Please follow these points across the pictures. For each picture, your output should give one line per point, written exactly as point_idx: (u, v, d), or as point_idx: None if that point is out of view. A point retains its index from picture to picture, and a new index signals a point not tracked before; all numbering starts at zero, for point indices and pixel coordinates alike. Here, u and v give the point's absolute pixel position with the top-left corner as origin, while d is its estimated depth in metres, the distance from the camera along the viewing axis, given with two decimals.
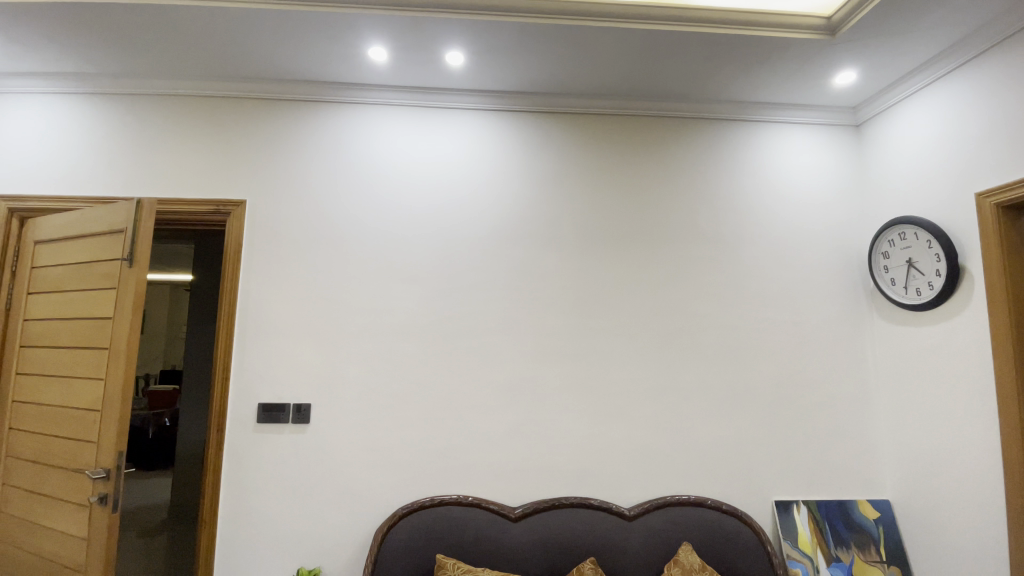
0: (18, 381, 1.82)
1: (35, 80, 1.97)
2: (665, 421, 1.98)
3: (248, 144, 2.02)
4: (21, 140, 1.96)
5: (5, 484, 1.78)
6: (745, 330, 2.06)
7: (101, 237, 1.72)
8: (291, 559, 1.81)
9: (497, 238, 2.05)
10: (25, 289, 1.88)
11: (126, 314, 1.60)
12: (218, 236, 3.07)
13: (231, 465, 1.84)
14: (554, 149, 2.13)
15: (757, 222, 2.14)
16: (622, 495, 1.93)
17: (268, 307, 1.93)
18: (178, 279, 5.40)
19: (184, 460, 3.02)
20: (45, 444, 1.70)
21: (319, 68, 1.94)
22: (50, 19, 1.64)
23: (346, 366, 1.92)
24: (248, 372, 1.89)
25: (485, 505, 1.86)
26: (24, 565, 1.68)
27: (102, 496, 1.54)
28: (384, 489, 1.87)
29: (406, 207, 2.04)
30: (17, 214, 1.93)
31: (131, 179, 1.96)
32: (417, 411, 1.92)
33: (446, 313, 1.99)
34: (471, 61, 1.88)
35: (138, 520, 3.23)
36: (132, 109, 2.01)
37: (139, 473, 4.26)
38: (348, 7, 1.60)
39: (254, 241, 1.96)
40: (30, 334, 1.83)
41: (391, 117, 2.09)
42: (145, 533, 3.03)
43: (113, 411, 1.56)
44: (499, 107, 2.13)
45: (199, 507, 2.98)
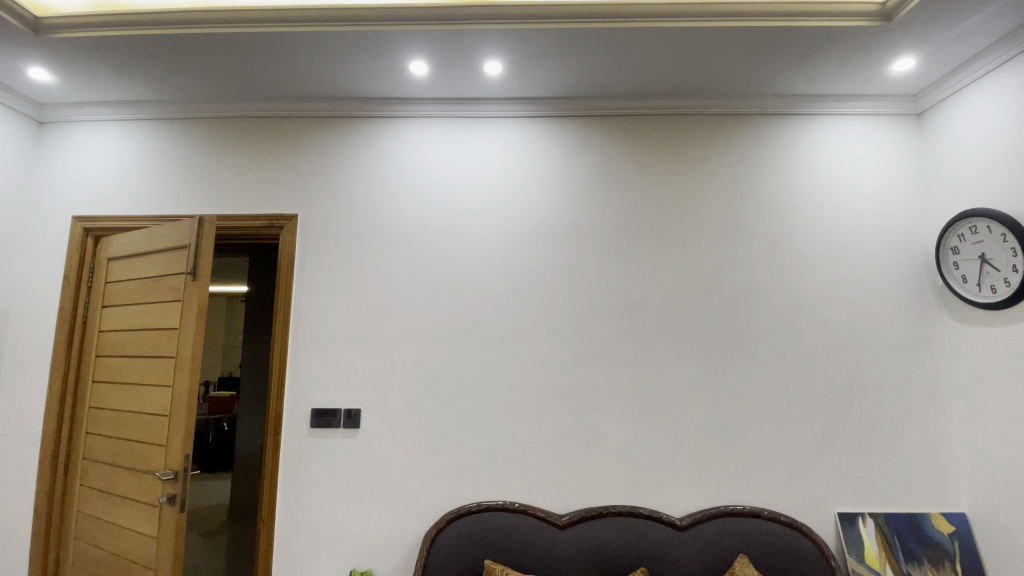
0: (95, 388, 1.96)
1: (108, 109, 2.14)
2: (716, 428, 1.92)
3: (297, 160, 2.11)
4: (94, 165, 2.12)
5: (83, 484, 1.92)
6: (799, 332, 1.97)
7: (167, 253, 1.83)
8: (344, 561, 1.86)
9: (537, 244, 2.05)
10: (100, 302, 2.02)
11: (190, 325, 1.70)
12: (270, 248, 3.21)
13: (286, 468, 1.91)
14: (594, 153, 2.12)
15: (810, 220, 2.05)
16: (671, 504, 1.87)
17: (319, 316, 2.00)
18: (234, 290, 5.69)
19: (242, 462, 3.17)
20: (119, 447, 1.83)
21: (362, 85, 2.01)
22: (122, 52, 1.77)
23: (394, 373, 1.97)
24: (301, 379, 1.97)
25: (531, 511, 1.84)
26: (101, 562, 1.80)
27: (170, 497, 1.63)
28: (433, 494, 1.89)
29: (447, 215, 2.08)
30: (91, 233, 2.08)
31: (191, 198, 2.09)
32: (462, 416, 1.94)
33: (488, 320, 2.00)
34: (510, 69, 1.90)
35: (202, 519, 3.41)
36: (193, 132, 2.14)
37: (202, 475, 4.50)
38: (390, 25, 1.66)
39: (305, 253, 2.05)
40: (105, 344, 1.97)
41: (431, 129, 2.14)
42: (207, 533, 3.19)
43: (180, 416, 1.65)
44: (537, 114, 2.14)
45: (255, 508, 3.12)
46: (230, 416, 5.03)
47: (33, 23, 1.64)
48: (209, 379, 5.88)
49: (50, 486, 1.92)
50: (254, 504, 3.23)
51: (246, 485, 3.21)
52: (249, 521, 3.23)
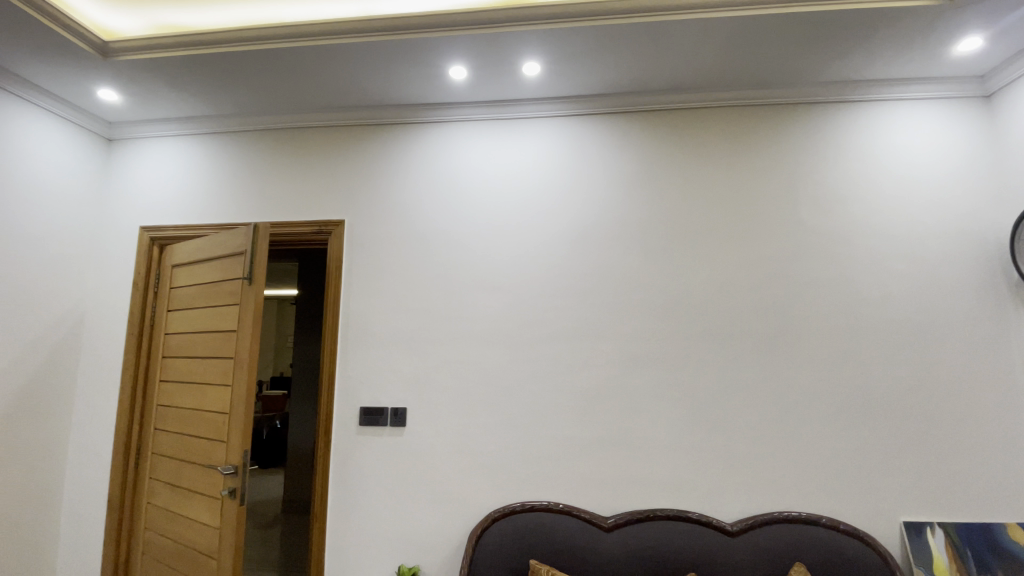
0: (162, 387, 2.09)
1: (171, 125, 2.28)
2: (768, 430, 1.85)
3: (343, 167, 2.19)
4: (159, 178, 2.27)
5: (152, 477, 2.05)
6: (857, 330, 1.87)
7: (225, 259, 1.93)
8: (392, 556, 1.90)
9: (578, 243, 2.04)
10: (165, 307, 2.15)
11: (248, 327, 1.78)
12: (317, 253, 3.34)
13: (337, 465, 1.98)
14: (635, 150, 2.09)
15: (867, 212, 1.94)
16: (722, 508, 1.82)
17: (366, 318, 2.07)
18: (284, 294, 5.94)
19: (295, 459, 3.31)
20: (185, 442, 1.94)
21: (404, 92, 2.06)
22: (183, 72, 1.89)
23: (438, 373, 2.00)
24: (351, 379, 2.03)
25: (576, 513, 1.83)
26: (169, 551, 1.92)
27: (231, 490, 1.72)
28: (477, 493, 1.91)
29: (488, 216, 2.10)
30: (157, 242, 2.22)
31: (245, 206, 2.20)
32: (505, 416, 1.95)
33: (530, 320, 2.01)
34: (550, 70, 1.90)
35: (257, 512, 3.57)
36: (247, 144, 2.26)
37: (258, 471, 4.71)
38: (431, 32, 1.69)
39: (352, 258, 2.11)
40: (171, 346, 2.09)
41: (471, 132, 2.17)
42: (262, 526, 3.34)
43: (239, 414, 1.74)
44: (576, 113, 2.13)
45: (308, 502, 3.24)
46: (283, 415, 5.25)
47: (102, 47, 1.77)
48: (263, 380, 6.15)
49: (123, 479, 2.06)
50: (306, 498, 3.36)
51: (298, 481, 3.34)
52: (302, 515, 3.36)
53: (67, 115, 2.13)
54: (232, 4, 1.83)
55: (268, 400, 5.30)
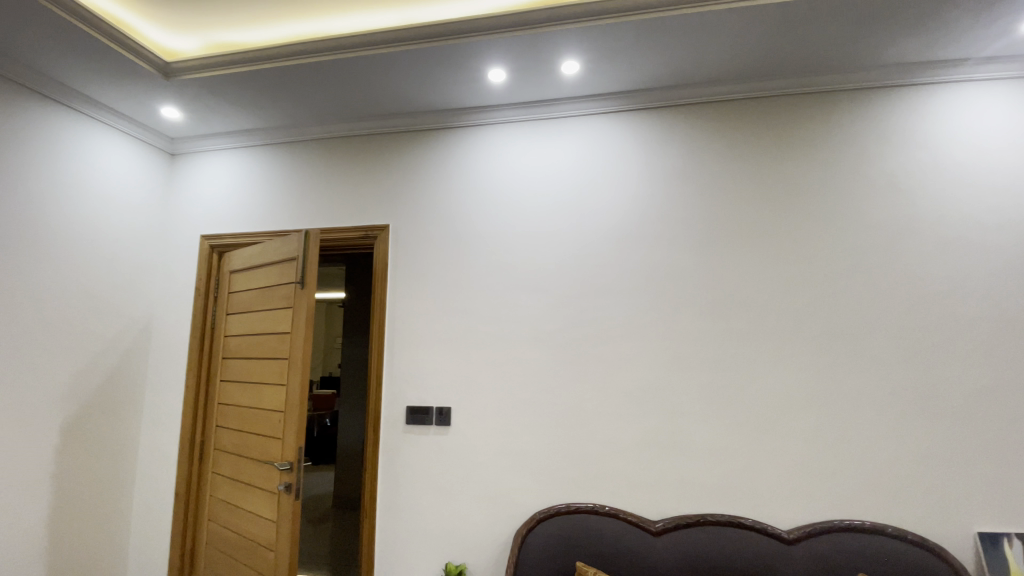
0: (222, 387, 2.21)
1: (228, 139, 2.41)
2: (825, 433, 1.76)
3: (387, 173, 2.25)
4: (217, 189, 2.41)
5: (215, 472, 2.16)
6: (920, 328, 1.76)
7: (279, 264, 2.02)
8: (439, 553, 1.94)
9: (620, 241, 2.02)
10: (224, 311, 2.27)
11: (301, 329, 1.85)
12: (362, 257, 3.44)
13: (386, 463, 2.03)
14: (678, 145, 2.04)
15: (931, 203, 1.82)
16: (775, 514, 1.75)
17: (411, 319, 2.12)
18: (332, 297, 6.15)
19: (344, 456, 3.42)
20: (244, 439, 2.04)
21: (444, 97, 2.10)
22: (238, 87, 1.99)
23: (481, 373, 2.03)
24: (397, 379, 2.09)
25: (623, 516, 1.80)
26: (230, 541, 2.02)
27: (288, 485, 1.79)
28: (522, 492, 1.92)
29: (528, 217, 2.10)
30: (216, 250, 2.35)
31: (296, 214, 2.30)
32: (548, 416, 1.95)
33: (572, 320, 2.00)
34: (589, 67, 1.88)
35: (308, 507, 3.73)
36: (297, 154, 2.36)
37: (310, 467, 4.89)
38: (470, 36, 1.72)
39: (397, 261, 2.17)
40: (230, 347, 2.21)
41: (511, 134, 2.18)
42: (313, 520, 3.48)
43: (294, 412, 1.81)
44: (616, 110, 2.10)
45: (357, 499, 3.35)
46: (334, 413, 5.43)
47: (164, 67, 1.90)
48: (313, 380, 6.39)
49: (188, 473, 2.19)
50: (355, 495, 3.47)
51: (348, 478, 3.44)
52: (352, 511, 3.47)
53: (134, 132, 2.29)
54: (281, 21, 1.92)
55: (319, 400, 5.50)
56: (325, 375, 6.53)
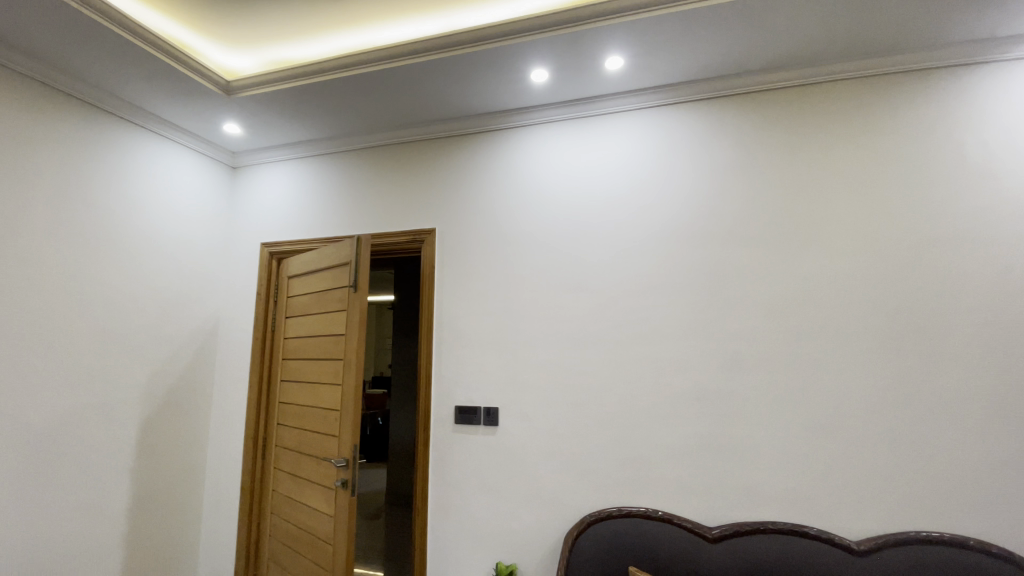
0: (283, 387, 2.32)
1: (285, 150, 2.54)
2: (893, 438, 1.65)
3: (433, 178, 2.30)
4: (275, 199, 2.54)
5: (276, 467, 2.28)
6: (1002, 325, 1.61)
7: (333, 269, 2.09)
8: (489, 553, 1.95)
9: (667, 239, 1.97)
10: (284, 314, 2.39)
11: (354, 331, 1.91)
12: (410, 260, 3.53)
13: (436, 461, 2.08)
14: (728, 137, 1.96)
15: (1013, 188, 1.67)
16: (840, 523, 1.65)
17: (458, 321, 2.15)
18: (381, 299, 6.33)
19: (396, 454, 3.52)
20: (303, 436, 2.13)
21: (488, 100, 2.12)
22: (293, 101, 2.09)
23: (529, 374, 2.03)
24: (446, 379, 2.13)
25: (677, 521, 1.75)
26: (291, 534, 2.12)
27: (344, 481, 1.85)
28: (570, 494, 1.90)
29: (572, 216, 2.09)
30: (275, 256, 2.48)
31: (348, 220, 2.39)
32: (596, 417, 1.93)
33: (618, 320, 1.97)
34: (634, 62, 1.85)
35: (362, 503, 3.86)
36: (348, 162, 2.45)
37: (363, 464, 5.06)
38: (513, 38, 1.73)
39: (444, 264, 2.22)
40: (289, 349, 2.31)
41: (554, 133, 2.18)
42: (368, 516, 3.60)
43: (349, 411, 1.87)
44: (661, 104, 2.05)
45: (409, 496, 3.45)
46: (385, 412, 5.59)
47: (226, 86, 2.02)
48: (366, 379, 6.61)
49: (253, 468, 2.31)
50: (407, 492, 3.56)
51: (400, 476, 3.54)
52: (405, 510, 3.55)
53: (200, 147, 2.45)
54: (331, 35, 2.00)
55: (371, 399, 5.67)
56: (376, 375, 6.74)
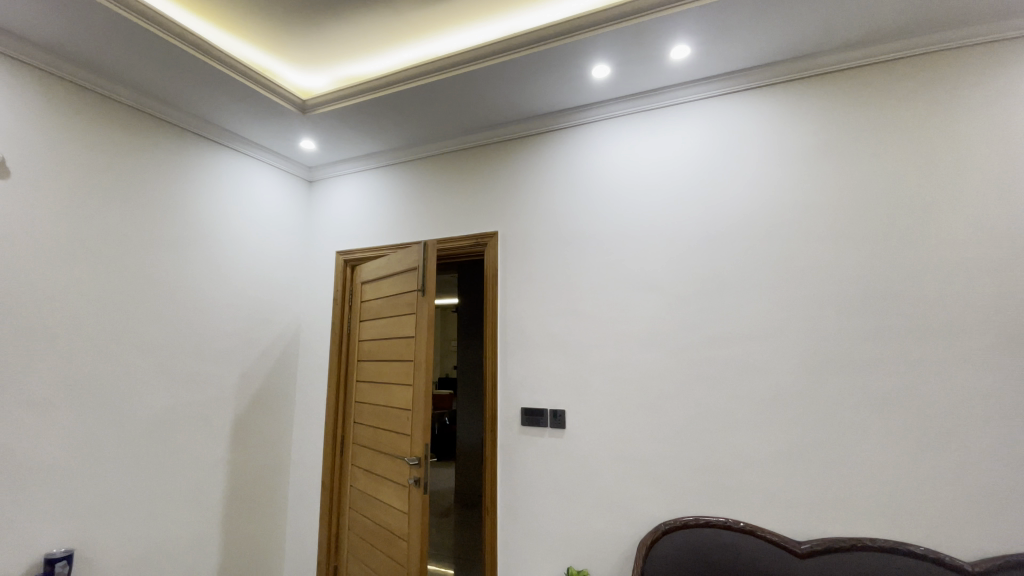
0: (358, 387, 2.43)
1: (357, 163, 2.68)
2: (1011, 451, 1.45)
3: (495, 182, 2.33)
4: (349, 209, 2.68)
5: (353, 464, 2.39)
6: None
7: (402, 273, 2.16)
8: (558, 556, 1.94)
9: (737, 234, 1.86)
10: (357, 317, 2.50)
11: (423, 333, 1.96)
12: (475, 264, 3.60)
13: (504, 462, 2.10)
14: (807, 122, 1.82)
15: None
16: (948, 544, 1.47)
17: (523, 323, 2.17)
18: (447, 301, 6.53)
19: (465, 454, 3.60)
20: (378, 434, 2.23)
21: (549, 100, 2.11)
22: (362, 115, 2.20)
23: (594, 376, 2.00)
24: (512, 381, 2.15)
25: (761, 534, 1.63)
26: (368, 529, 2.21)
27: (416, 480, 1.91)
28: (640, 500, 1.85)
29: (635, 214, 2.04)
30: (349, 263, 2.61)
31: (415, 226, 2.48)
32: (664, 422, 1.86)
33: (686, 319, 1.89)
34: (701, 50, 1.77)
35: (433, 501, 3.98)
36: (415, 171, 2.54)
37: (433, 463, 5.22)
38: (572, 36, 1.71)
39: (508, 267, 2.24)
40: (363, 350, 2.43)
41: (618, 128, 2.13)
42: (440, 514, 3.70)
43: (419, 411, 1.92)
44: (733, 91, 1.94)
45: (479, 496, 3.52)
46: (452, 413, 5.76)
47: (302, 105, 2.16)
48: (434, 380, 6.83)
49: (333, 465, 2.45)
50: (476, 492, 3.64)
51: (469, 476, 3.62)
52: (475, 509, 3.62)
53: (281, 164, 2.65)
54: (397, 48, 2.08)
55: (440, 400, 5.85)
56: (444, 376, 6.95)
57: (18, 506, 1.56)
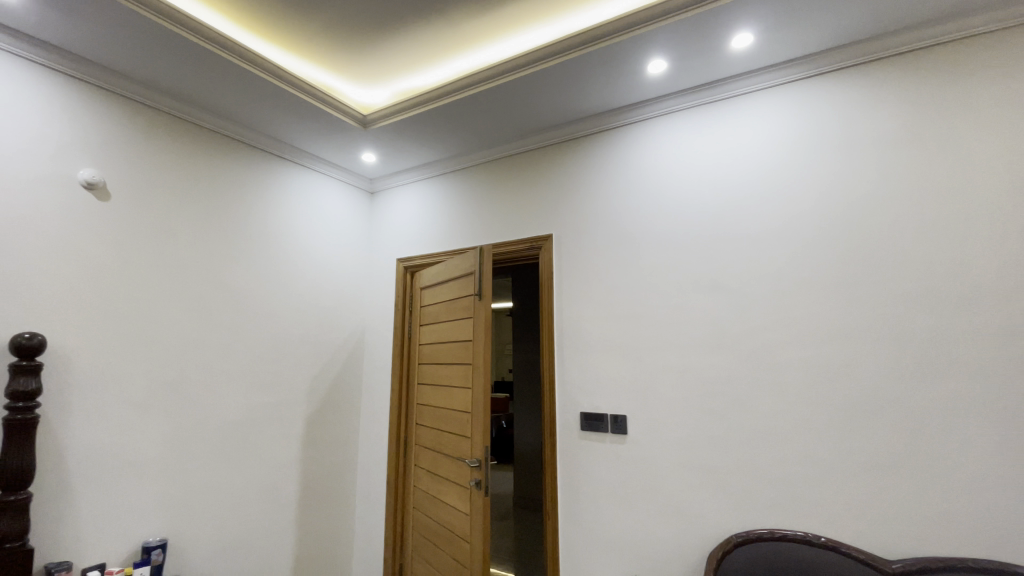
0: (419, 389, 2.50)
1: (415, 172, 2.77)
2: None
3: (549, 185, 2.34)
4: (408, 218, 2.78)
5: (416, 465, 2.46)
6: None
7: (459, 278, 2.20)
8: (621, 564, 1.90)
9: (805, 228, 1.76)
10: (417, 322, 2.58)
11: (481, 337, 1.98)
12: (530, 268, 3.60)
13: (564, 467, 2.08)
14: (884, 106, 1.68)
15: None
16: None
17: (580, 326, 2.15)
18: (502, 305, 6.62)
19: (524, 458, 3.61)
20: (438, 436, 2.28)
21: (602, 100, 2.09)
22: (420, 126, 2.27)
23: (655, 380, 1.94)
24: (571, 385, 2.13)
25: (844, 550, 1.51)
26: (431, 529, 2.26)
27: (478, 482, 1.93)
28: (705, 510, 1.77)
29: (693, 211, 1.98)
30: (409, 269, 2.69)
31: (471, 232, 2.52)
32: (729, 428, 1.77)
33: (751, 320, 1.80)
34: (765, 37, 1.69)
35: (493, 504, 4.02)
36: (470, 178, 2.59)
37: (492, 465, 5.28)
38: (624, 34, 1.68)
39: (564, 269, 2.23)
40: (423, 354, 2.49)
41: (675, 123, 2.07)
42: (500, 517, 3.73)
43: (479, 414, 1.95)
44: (799, 78, 1.83)
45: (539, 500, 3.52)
46: (510, 416, 5.82)
47: (363, 119, 2.26)
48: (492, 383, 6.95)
49: (396, 465, 2.53)
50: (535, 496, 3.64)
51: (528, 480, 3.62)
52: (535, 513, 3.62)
53: (345, 177, 2.79)
54: (452, 58, 2.13)
55: (497, 402, 5.92)
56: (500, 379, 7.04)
57: (119, 497, 1.72)
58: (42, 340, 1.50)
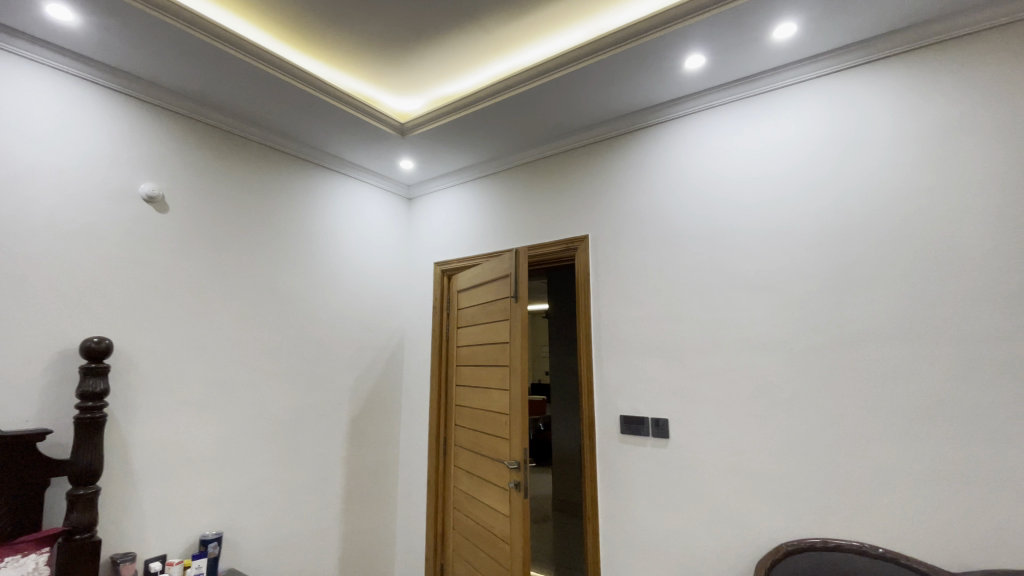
0: (456, 391, 2.53)
1: (452, 177, 2.81)
2: None
3: (585, 186, 2.32)
4: (445, 222, 2.82)
5: (454, 466, 2.48)
6: None
7: (495, 281, 2.22)
8: (663, 570, 1.86)
9: (853, 224, 1.68)
10: (454, 324, 2.61)
11: (517, 339, 1.99)
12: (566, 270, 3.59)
13: (604, 470, 2.06)
14: (939, 93, 1.59)
15: None
16: None
17: (618, 328, 2.13)
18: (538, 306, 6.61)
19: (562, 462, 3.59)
20: (477, 437, 2.30)
21: (638, 98, 2.06)
22: (456, 132, 2.30)
23: (696, 383, 1.90)
24: (610, 387, 2.11)
25: (905, 562, 1.43)
26: (470, 530, 2.28)
27: (517, 483, 1.93)
28: (752, 516, 1.71)
29: (733, 209, 1.92)
30: (445, 273, 2.73)
31: (507, 235, 2.54)
32: (775, 433, 1.71)
33: (797, 320, 1.73)
34: (809, 27, 1.63)
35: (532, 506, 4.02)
36: (506, 181, 2.61)
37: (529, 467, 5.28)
38: (661, 30, 1.66)
39: (601, 270, 2.21)
40: (460, 356, 2.52)
41: (713, 119, 2.02)
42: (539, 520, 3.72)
43: (517, 416, 1.95)
44: (846, 67, 1.75)
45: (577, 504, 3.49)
46: (547, 418, 5.80)
47: (401, 127, 2.31)
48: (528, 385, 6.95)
49: (436, 466, 2.56)
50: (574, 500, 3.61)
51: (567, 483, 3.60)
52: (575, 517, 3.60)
53: (384, 184, 2.86)
54: (487, 63, 2.15)
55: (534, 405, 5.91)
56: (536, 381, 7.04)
57: (179, 492, 1.82)
58: (109, 343, 1.60)
